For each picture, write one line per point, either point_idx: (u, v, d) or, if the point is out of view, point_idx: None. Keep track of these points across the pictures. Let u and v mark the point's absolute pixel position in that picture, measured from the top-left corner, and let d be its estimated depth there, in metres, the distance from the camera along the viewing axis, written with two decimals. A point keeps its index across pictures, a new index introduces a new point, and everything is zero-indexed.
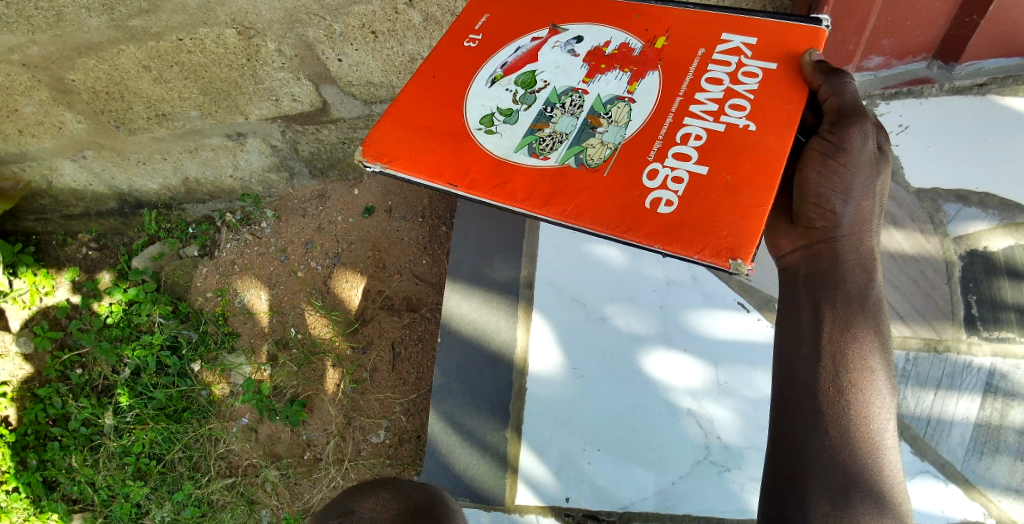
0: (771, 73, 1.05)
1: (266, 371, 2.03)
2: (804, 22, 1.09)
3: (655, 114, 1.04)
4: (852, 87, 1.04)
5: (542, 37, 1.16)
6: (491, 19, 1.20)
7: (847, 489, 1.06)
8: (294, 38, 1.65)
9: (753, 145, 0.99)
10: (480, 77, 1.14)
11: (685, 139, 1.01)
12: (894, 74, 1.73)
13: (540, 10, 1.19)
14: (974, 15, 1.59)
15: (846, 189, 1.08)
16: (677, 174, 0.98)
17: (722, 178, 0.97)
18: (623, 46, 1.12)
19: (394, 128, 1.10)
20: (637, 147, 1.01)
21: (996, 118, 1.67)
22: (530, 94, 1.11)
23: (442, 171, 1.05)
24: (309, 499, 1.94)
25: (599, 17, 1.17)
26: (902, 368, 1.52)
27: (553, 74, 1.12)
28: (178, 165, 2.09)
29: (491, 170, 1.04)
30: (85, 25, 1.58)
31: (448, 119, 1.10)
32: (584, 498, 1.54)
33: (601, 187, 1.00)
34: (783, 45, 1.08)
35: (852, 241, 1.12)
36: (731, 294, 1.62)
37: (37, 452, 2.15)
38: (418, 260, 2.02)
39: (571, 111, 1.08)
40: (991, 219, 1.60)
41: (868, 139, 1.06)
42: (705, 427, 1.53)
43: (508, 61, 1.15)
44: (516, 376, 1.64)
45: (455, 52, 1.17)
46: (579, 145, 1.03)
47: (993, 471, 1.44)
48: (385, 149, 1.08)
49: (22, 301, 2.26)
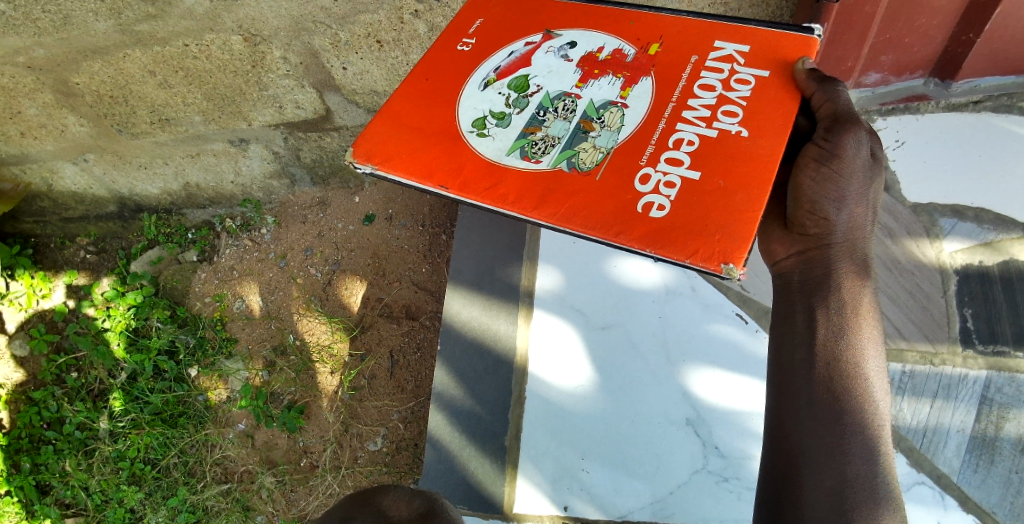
0: (764, 80, 1.07)
1: (263, 376, 2.03)
2: (798, 32, 1.11)
3: (649, 120, 1.05)
4: (844, 96, 1.07)
5: (536, 42, 1.18)
6: (485, 24, 1.22)
7: (843, 492, 1.06)
8: (300, 46, 1.66)
9: (746, 151, 1.01)
10: (473, 80, 1.15)
11: (678, 144, 1.02)
12: (892, 90, 1.75)
13: (535, 16, 1.21)
14: (970, 33, 1.62)
15: (839, 197, 1.10)
16: (669, 178, 1.00)
17: (715, 183, 0.99)
18: (617, 52, 1.14)
19: (386, 129, 1.12)
20: (631, 151, 1.03)
21: (991, 134, 1.69)
22: (523, 97, 1.12)
23: (433, 173, 1.07)
24: (305, 507, 1.94)
25: (593, 23, 1.19)
26: (899, 381, 1.53)
27: (547, 78, 1.14)
28: (179, 170, 2.09)
29: (481, 172, 1.05)
30: (92, 29, 1.59)
31: (441, 122, 1.12)
32: (582, 506, 1.54)
33: (594, 191, 1.01)
34: (777, 53, 1.09)
35: (846, 249, 1.14)
36: (730, 305, 1.64)
37: (30, 455, 2.13)
38: (417, 268, 2.03)
39: (564, 115, 1.09)
40: (987, 233, 1.61)
41: (861, 147, 1.08)
42: (702, 436, 1.54)
43: (501, 65, 1.16)
44: (516, 384, 1.64)
45: (449, 55, 1.19)
46: (572, 149, 1.05)
47: (989, 483, 1.45)
48: (376, 150, 1.10)
49: (19, 304, 2.26)
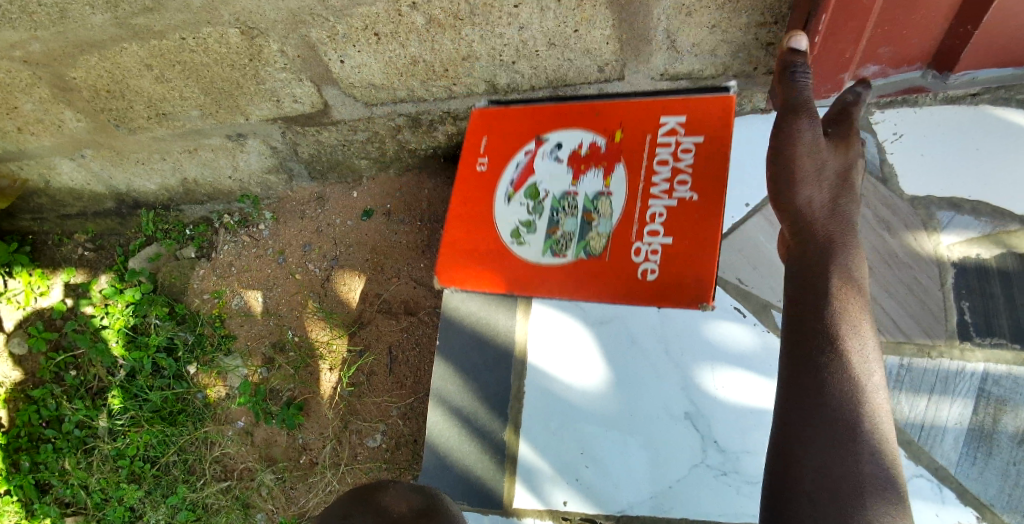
0: (701, 144, 1.49)
1: (262, 373, 2.03)
2: (716, 94, 1.52)
3: (631, 204, 1.50)
4: (801, 86, 1.32)
5: (533, 149, 1.62)
6: (490, 140, 1.67)
7: (826, 471, 1.06)
8: (297, 39, 1.63)
9: (700, 214, 1.45)
10: (499, 197, 1.62)
11: (653, 218, 1.48)
12: (891, 82, 1.68)
13: (528, 127, 1.65)
14: (969, 25, 1.52)
15: (795, 179, 1.31)
16: (654, 246, 1.46)
17: (684, 243, 1.44)
18: (592, 145, 1.58)
19: (453, 258, 1.63)
20: (625, 231, 1.49)
21: (989, 127, 1.66)
22: (537, 203, 1.58)
23: (499, 282, 1.59)
24: (304, 504, 1.94)
25: (570, 122, 1.61)
26: (897, 374, 1.55)
27: (550, 183, 1.58)
28: (177, 165, 2.08)
29: (531, 270, 1.55)
30: (89, 22, 1.59)
31: (489, 239, 1.60)
32: (582, 500, 1.56)
33: (607, 270, 1.49)
34: (705, 118, 1.51)
35: (824, 226, 1.29)
36: (728, 299, 1.61)
37: (29, 454, 2.16)
38: (416, 264, 2.01)
39: (571, 212, 1.55)
40: (984, 227, 1.60)
41: (809, 131, 1.31)
42: (702, 431, 1.54)
43: (514, 179, 1.62)
44: (515, 378, 1.65)
45: (474, 179, 1.65)
46: (584, 240, 1.52)
47: (988, 474, 1.47)
48: (453, 275, 1.62)
49: (18, 301, 2.29)
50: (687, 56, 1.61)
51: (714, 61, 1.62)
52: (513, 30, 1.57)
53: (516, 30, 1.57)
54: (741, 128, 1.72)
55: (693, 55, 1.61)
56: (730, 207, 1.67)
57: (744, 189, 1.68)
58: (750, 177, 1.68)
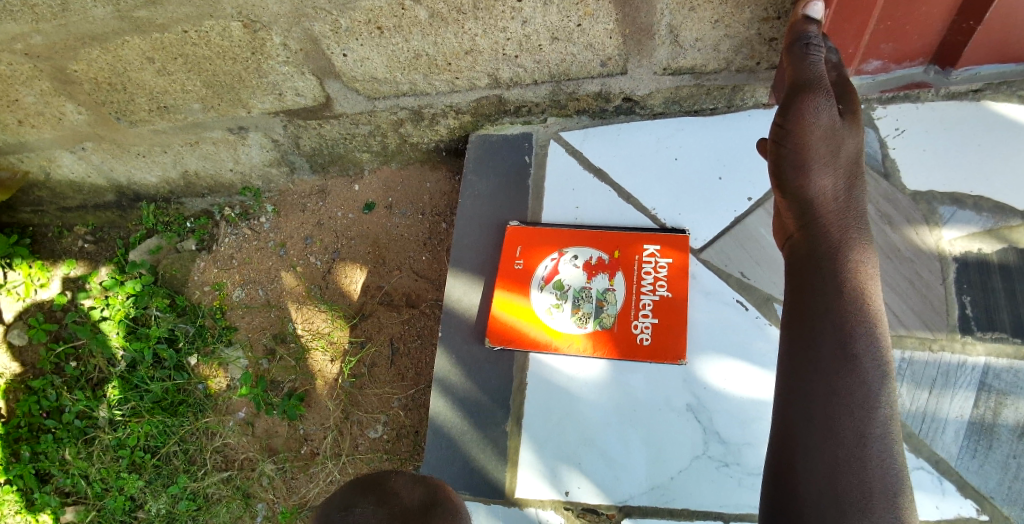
0: (673, 263, 1.64)
1: (264, 364, 2.03)
2: (676, 228, 1.68)
3: (629, 294, 1.64)
4: (812, 68, 1.38)
5: (555, 257, 1.70)
6: (524, 249, 1.73)
7: (827, 473, 1.06)
8: (300, 32, 1.62)
9: (677, 307, 1.61)
10: (534, 286, 1.69)
11: (645, 306, 1.63)
12: (893, 77, 1.69)
13: (551, 238, 1.73)
14: (972, 21, 1.53)
15: (802, 163, 1.33)
16: (648, 322, 1.61)
17: (670, 327, 1.60)
18: (599, 258, 1.69)
19: (499, 323, 1.68)
20: (625, 317, 1.63)
21: (990, 124, 1.66)
22: (564, 292, 1.68)
23: (533, 343, 1.65)
24: (305, 494, 1.94)
25: (582, 237, 1.71)
26: (899, 367, 1.56)
27: (571, 277, 1.69)
28: (178, 158, 2.08)
29: (560, 340, 1.64)
30: (91, 15, 1.58)
31: (525, 316, 1.67)
32: (585, 491, 1.57)
33: (616, 339, 1.61)
34: (676, 244, 1.65)
35: (835, 218, 1.29)
36: (730, 292, 1.62)
37: (30, 444, 2.17)
38: (418, 256, 2.01)
39: (589, 299, 1.66)
40: (985, 222, 1.61)
41: (820, 114, 1.33)
42: (703, 423, 1.55)
43: (544, 274, 1.70)
44: (516, 371, 1.66)
45: (509, 273, 1.71)
46: (599, 317, 1.64)
47: (988, 467, 1.49)
48: (500, 335, 1.67)
49: (17, 293, 2.30)
50: (690, 50, 1.62)
51: (716, 56, 1.63)
52: (517, 24, 1.57)
53: (520, 23, 1.57)
54: (742, 122, 1.73)
55: (697, 49, 1.61)
56: (731, 203, 1.68)
57: (745, 184, 1.68)
58: (751, 172, 1.69)
